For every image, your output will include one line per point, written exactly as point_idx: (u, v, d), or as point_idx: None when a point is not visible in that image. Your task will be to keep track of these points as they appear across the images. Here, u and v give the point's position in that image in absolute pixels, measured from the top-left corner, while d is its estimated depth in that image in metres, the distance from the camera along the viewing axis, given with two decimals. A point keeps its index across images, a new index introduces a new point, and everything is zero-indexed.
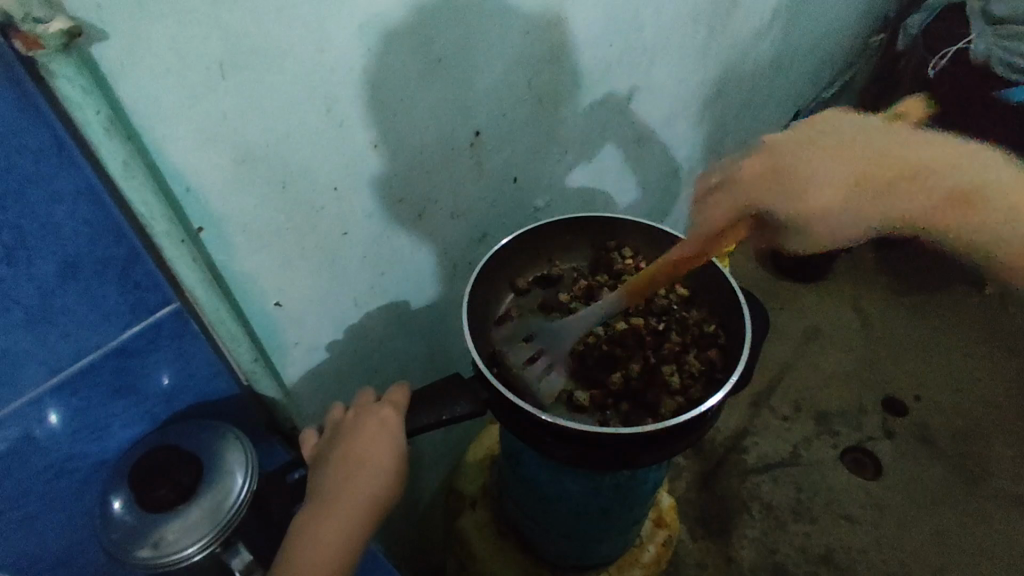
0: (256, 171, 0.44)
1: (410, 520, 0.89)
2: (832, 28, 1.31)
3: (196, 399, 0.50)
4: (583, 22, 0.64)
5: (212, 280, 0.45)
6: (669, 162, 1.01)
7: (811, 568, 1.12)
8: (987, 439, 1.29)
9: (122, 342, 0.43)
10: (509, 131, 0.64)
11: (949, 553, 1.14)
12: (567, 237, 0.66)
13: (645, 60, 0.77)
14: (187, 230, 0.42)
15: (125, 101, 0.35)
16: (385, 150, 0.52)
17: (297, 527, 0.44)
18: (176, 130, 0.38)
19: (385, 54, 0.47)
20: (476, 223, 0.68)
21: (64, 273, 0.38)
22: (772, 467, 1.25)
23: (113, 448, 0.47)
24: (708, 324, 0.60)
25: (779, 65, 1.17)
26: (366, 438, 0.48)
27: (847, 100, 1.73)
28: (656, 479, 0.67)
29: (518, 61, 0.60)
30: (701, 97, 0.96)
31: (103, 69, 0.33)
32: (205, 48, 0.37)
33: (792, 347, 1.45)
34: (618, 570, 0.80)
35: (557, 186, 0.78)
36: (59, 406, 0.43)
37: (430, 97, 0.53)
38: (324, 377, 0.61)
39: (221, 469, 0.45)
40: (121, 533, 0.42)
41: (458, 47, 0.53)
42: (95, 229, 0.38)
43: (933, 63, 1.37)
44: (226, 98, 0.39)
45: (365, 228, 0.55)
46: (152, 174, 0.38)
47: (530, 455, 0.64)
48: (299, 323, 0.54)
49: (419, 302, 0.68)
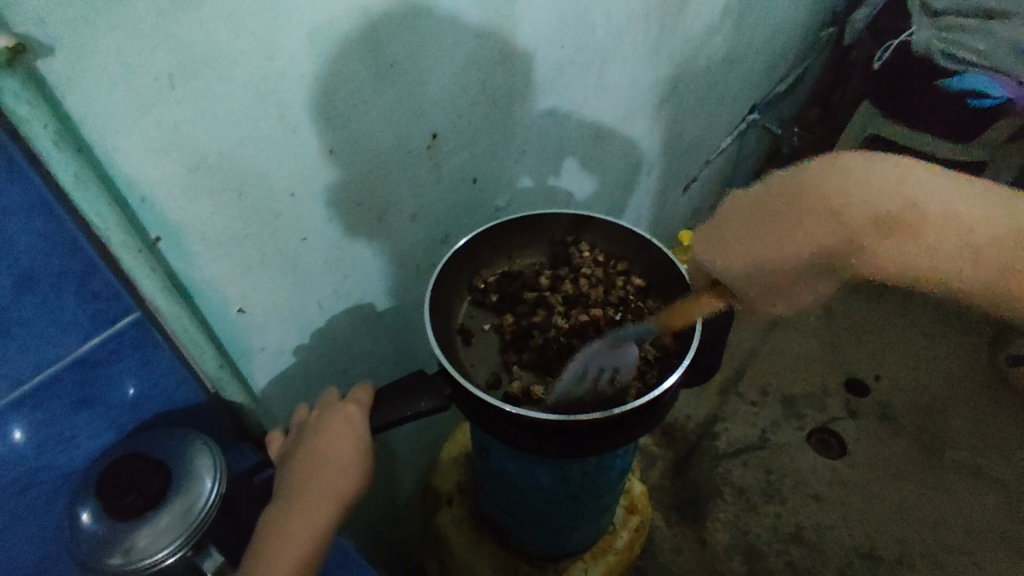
0: (210, 179, 0.44)
1: (387, 520, 0.90)
2: (782, 24, 1.36)
3: (162, 407, 0.50)
4: (533, 27, 0.66)
5: (172, 289, 0.46)
6: (629, 158, 1.03)
7: (783, 547, 1.16)
8: (945, 412, 1.35)
9: (83, 353, 0.44)
10: (466, 133, 0.66)
11: (913, 524, 1.19)
12: (526, 234, 0.68)
13: (598, 60, 0.80)
14: (144, 240, 0.42)
15: (75, 113, 0.36)
16: (340, 154, 0.53)
17: (264, 525, 0.45)
18: (129, 142, 0.39)
19: (334, 61, 0.48)
20: (437, 224, 0.70)
21: (21, 286, 0.39)
22: (742, 451, 1.28)
23: (79, 460, 0.48)
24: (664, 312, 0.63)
25: (732, 61, 1.20)
26: (331, 434, 0.49)
27: (801, 93, 1.79)
28: (623, 465, 0.70)
29: (470, 65, 0.61)
30: (655, 95, 0.99)
31: (50, 83, 0.34)
32: (153, 59, 0.37)
33: (757, 334, 1.50)
34: (592, 557, 0.82)
35: (517, 186, 0.80)
36: (22, 422, 0.43)
37: (384, 102, 0.54)
38: (292, 382, 0.62)
39: (188, 474, 0.45)
40: (90, 543, 0.42)
41: (409, 53, 0.54)
42: (50, 241, 0.39)
43: (879, 57, 1.47)
44: (177, 108, 0.40)
45: (325, 232, 0.56)
46: (105, 185, 0.39)
47: (499, 449, 0.65)
48: (263, 328, 0.55)
49: (385, 304, 0.69)
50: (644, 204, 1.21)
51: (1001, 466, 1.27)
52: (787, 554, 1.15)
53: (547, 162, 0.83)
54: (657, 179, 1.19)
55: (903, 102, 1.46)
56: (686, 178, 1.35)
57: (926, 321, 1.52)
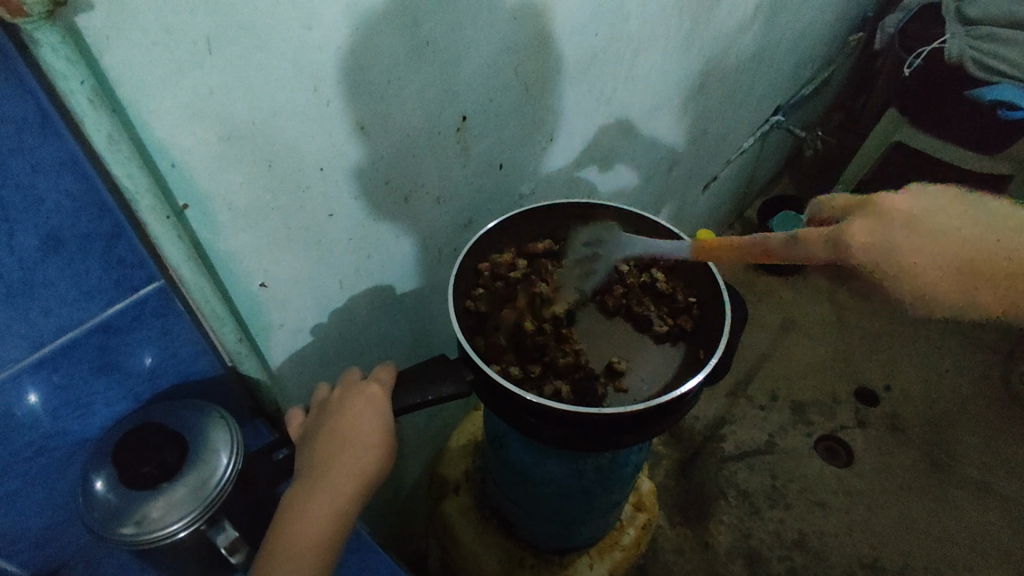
0: (241, 149, 0.43)
1: (391, 505, 0.89)
2: (812, 27, 1.33)
3: (179, 378, 0.50)
4: (568, 13, 0.64)
5: (197, 259, 0.45)
6: (652, 154, 1.02)
7: (785, 553, 1.15)
8: (954, 427, 1.34)
9: (105, 319, 0.43)
10: (496, 117, 0.65)
11: (915, 537, 1.18)
12: (550, 222, 0.67)
13: (630, 50, 0.78)
14: (172, 207, 0.42)
15: (112, 72, 0.34)
16: (370, 132, 0.52)
17: (287, 501, 0.45)
18: (164, 105, 0.37)
19: (371, 36, 0.47)
20: (461, 209, 0.69)
21: (47, 246, 0.38)
22: (748, 455, 1.28)
23: (93, 428, 0.47)
24: (687, 292, 0.62)
25: (760, 60, 1.18)
26: (356, 412, 0.49)
27: (825, 97, 1.77)
28: (636, 462, 0.69)
29: (505, 46, 0.60)
30: (683, 91, 0.98)
31: (88, 41, 0.33)
32: (193, 23, 0.36)
33: (769, 338, 1.49)
34: (599, 552, 0.81)
35: (542, 173, 0.78)
36: (39, 384, 0.42)
37: (418, 80, 0.53)
38: (309, 361, 0.61)
39: (206, 448, 0.44)
40: (103, 512, 0.41)
41: (444, 31, 0.53)
42: (80, 203, 0.38)
43: (909, 63, 1.40)
44: (213, 74, 0.39)
45: (351, 210, 0.55)
46: (138, 149, 0.38)
47: (514, 438, 0.65)
48: (284, 305, 0.54)
49: (404, 287, 0.68)
50: (663, 201, 1.19)
51: (1009, 484, 1.26)
52: (789, 561, 1.14)
53: (573, 152, 0.82)
54: (679, 173, 1.17)
55: (926, 114, 1.44)
56: (706, 178, 1.33)
57: (938, 334, 1.52)
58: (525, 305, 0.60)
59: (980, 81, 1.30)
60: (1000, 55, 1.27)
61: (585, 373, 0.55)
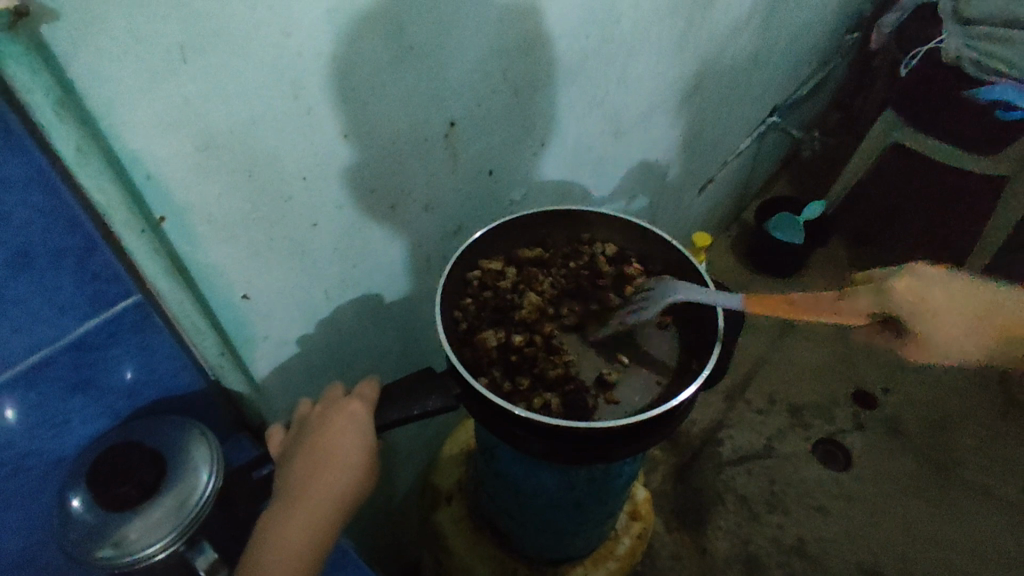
0: (219, 159, 0.42)
1: (384, 514, 0.88)
2: (808, 27, 1.33)
3: (160, 394, 0.49)
4: (557, 15, 0.63)
5: (175, 272, 0.44)
6: (647, 156, 1.01)
7: (783, 558, 1.14)
8: (953, 431, 1.33)
9: (80, 335, 0.42)
10: (484, 122, 0.64)
11: (914, 542, 1.17)
12: (542, 228, 0.66)
13: (622, 53, 0.77)
14: (148, 220, 0.40)
15: (80, 83, 0.33)
16: (354, 138, 0.51)
17: (261, 524, 0.44)
18: (136, 116, 0.36)
19: (354, 41, 0.46)
20: (450, 215, 0.68)
21: (16, 263, 0.37)
22: (746, 459, 1.27)
23: (71, 446, 0.46)
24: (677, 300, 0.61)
25: (756, 60, 1.17)
26: (336, 431, 0.48)
27: (822, 97, 1.76)
28: (630, 472, 0.68)
29: (492, 50, 0.59)
30: (677, 93, 0.97)
31: (54, 50, 0.32)
32: (165, 30, 0.35)
33: (766, 340, 1.49)
34: (593, 562, 0.80)
35: (534, 178, 0.77)
36: (14, 402, 0.41)
37: (402, 86, 0.52)
38: (295, 373, 0.60)
39: (185, 465, 0.43)
40: (79, 533, 0.40)
41: (430, 35, 0.51)
42: (49, 218, 0.37)
43: (905, 63, 1.44)
44: (188, 83, 0.38)
45: (336, 218, 0.54)
46: (110, 162, 0.37)
47: (504, 450, 0.63)
48: (267, 316, 0.53)
49: (393, 296, 0.67)
50: (659, 203, 1.18)
51: (1009, 488, 1.25)
52: (787, 566, 1.13)
53: (565, 156, 0.80)
54: (674, 176, 1.17)
55: (924, 114, 1.43)
56: (702, 179, 1.32)
57: None
58: (513, 321, 0.58)
59: (976, 81, 1.30)
60: (998, 55, 1.26)
61: (575, 386, 0.54)
